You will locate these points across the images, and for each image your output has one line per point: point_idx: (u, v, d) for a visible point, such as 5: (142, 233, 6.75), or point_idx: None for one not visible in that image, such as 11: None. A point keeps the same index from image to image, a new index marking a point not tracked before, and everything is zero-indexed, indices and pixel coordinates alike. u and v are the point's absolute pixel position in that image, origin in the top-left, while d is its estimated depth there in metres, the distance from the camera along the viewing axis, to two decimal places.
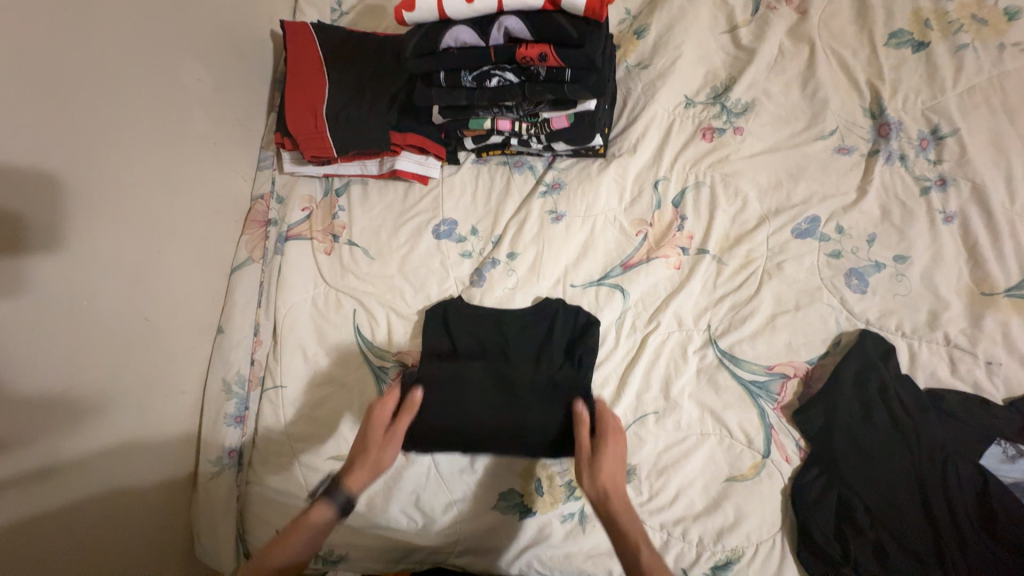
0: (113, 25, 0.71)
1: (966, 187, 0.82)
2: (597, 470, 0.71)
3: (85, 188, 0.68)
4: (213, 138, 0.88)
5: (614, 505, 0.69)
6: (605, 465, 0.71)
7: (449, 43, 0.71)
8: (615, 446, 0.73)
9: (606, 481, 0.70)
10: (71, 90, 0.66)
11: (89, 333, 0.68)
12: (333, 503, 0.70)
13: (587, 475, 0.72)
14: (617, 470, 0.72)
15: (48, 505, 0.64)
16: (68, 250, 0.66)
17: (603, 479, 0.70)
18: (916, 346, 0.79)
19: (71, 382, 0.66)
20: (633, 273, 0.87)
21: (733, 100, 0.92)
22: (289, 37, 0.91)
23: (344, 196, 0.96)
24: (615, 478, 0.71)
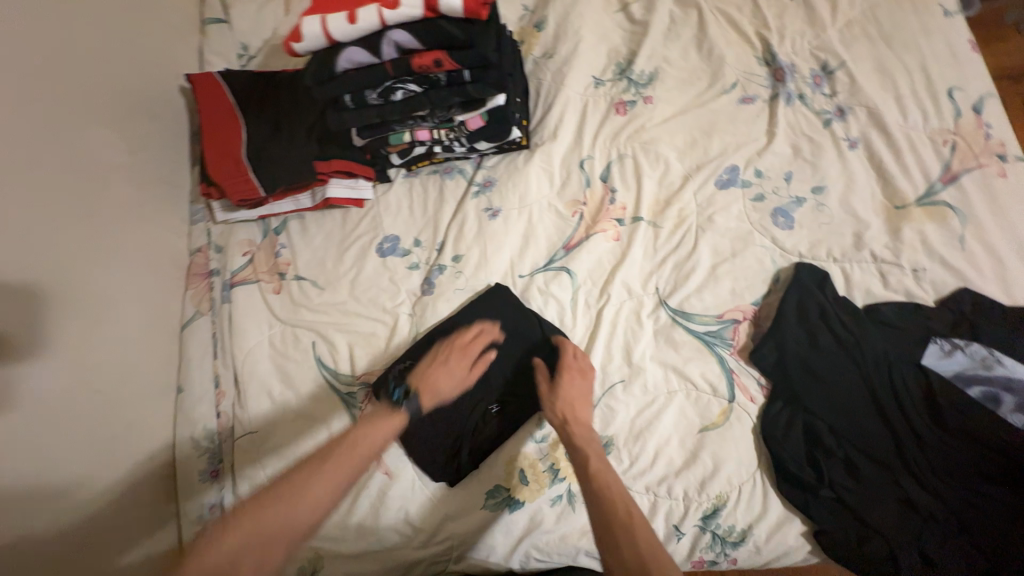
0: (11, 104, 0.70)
1: (862, 113, 0.88)
2: (559, 398, 0.77)
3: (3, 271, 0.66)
4: (136, 201, 0.88)
5: (573, 426, 0.75)
6: (566, 393, 0.78)
7: (345, 65, 0.73)
8: (572, 379, 0.79)
9: (565, 405, 0.77)
10: None
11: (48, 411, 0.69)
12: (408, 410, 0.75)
13: (547, 401, 0.78)
14: (577, 400, 0.78)
15: None
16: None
17: (563, 406, 0.77)
18: (848, 268, 0.83)
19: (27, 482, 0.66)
20: (575, 252, 0.90)
21: (638, 72, 0.96)
22: (197, 89, 0.91)
23: (284, 233, 0.96)
24: (576, 407, 0.77)
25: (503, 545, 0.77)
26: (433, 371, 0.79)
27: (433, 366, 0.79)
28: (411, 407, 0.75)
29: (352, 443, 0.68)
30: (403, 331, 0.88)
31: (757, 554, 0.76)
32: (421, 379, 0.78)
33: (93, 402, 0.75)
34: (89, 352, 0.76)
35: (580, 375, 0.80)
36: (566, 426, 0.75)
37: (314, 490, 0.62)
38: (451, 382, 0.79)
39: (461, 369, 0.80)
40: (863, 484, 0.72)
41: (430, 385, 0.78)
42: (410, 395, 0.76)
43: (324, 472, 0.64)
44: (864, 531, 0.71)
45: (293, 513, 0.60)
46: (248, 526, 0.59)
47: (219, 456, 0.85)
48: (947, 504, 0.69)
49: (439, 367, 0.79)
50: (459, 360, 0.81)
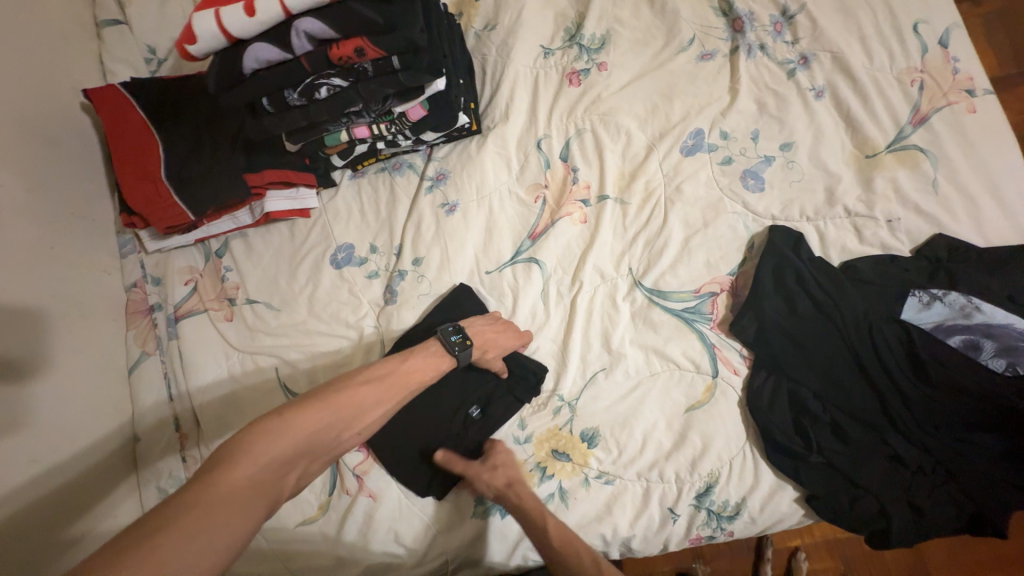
0: None
1: (827, 59, 0.83)
2: (497, 466, 0.73)
3: None
4: (49, 242, 0.78)
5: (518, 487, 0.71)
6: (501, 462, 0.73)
7: (253, 65, 0.64)
8: (504, 445, 0.76)
9: (506, 471, 0.72)
10: None
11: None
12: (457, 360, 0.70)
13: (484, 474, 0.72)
14: (512, 461, 0.74)
15: None
16: None
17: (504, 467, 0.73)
18: (823, 227, 0.80)
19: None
20: (542, 241, 0.85)
21: (589, 36, 0.89)
22: (99, 104, 0.81)
23: (227, 255, 0.89)
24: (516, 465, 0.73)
25: (501, 549, 0.76)
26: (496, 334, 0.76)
27: (489, 329, 0.76)
28: (463, 356, 0.70)
29: (397, 371, 0.64)
30: (371, 345, 0.83)
31: (752, 524, 0.76)
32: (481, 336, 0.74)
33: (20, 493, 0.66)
34: (8, 442, 0.66)
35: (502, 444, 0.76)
36: (510, 488, 0.70)
37: (363, 415, 0.58)
38: (499, 346, 0.76)
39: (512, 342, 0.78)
40: (850, 446, 0.72)
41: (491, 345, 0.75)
42: (467, 343, 0.71)
43: (372, 396, 0.60)
44: (855, 491, 0.72)
45: (337, 431, 0.56)
46: (298, 430, 0.53)
47: None
48: (935, 455, 0.70)
49: (495, 334, 0.76)
50: (513, 337, 0.78)
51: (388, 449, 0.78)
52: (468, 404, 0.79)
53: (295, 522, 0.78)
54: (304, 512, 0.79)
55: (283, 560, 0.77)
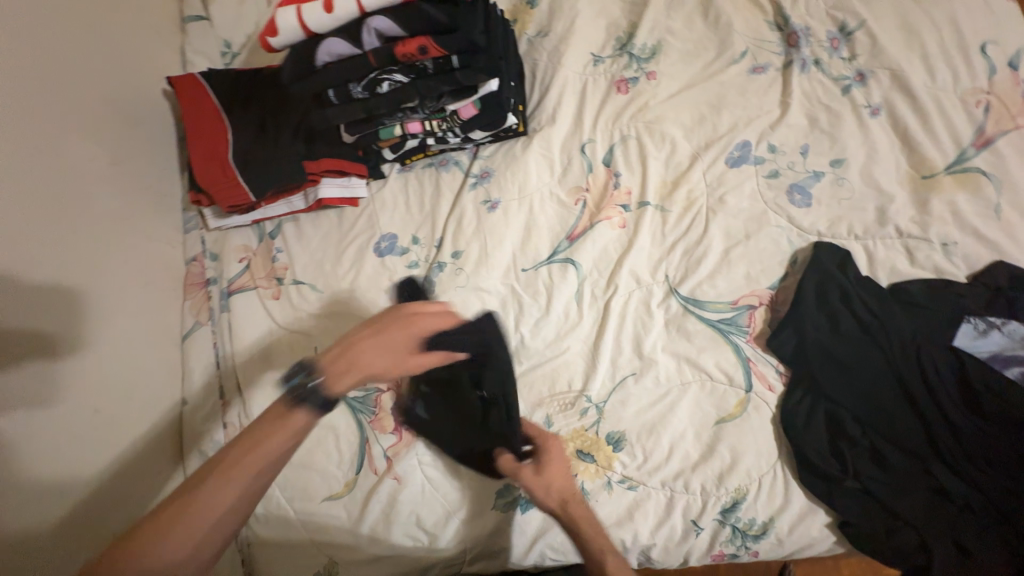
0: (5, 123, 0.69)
1: (885, 77, 0.81)
2: (547, 478, 0.70)
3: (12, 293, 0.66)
4: (124, 213, 0.85)
5: (572, 503, 0.68)
6: (553, 473, 0.70)
7: (325, 58, 0.70)
8: (557, 451, 0.73)
9: (559, 485, 0.70)
10: None
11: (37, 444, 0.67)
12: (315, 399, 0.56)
13: (537, 485, 0.70)
14: (563, 471, 0.71)
15: None
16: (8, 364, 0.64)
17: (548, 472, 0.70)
18: (872, 246, 0.78)
19: (48, 493, 0.67)
20: (580, 242, 0.86)
21: (639, 45, 0.90)
22: (180, 91, 0.88)
23: (279, 237, 0.94)
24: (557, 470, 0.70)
25: (519, 543, 0.77)
26: (356, 351, 0.61)
27: (359, 338, 0.62)
28: (316, 394, 0.56)
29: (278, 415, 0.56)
30: None
31: (780, 546, 0.74)
32: (343, 359, 0.60)
33: (73, 452, 0.71)
34: (72, 391, 0.72)
35: (553, 449, 0.72)
36: (567, 505, 0.68)
37: (230, 481, 0.52)
38: (379, 361, 0.61)
39: (414, 343, 0.62)
40: (891, 474, 0.69)
41: (353, 362, 0.60)
42: (304, 385, 0.57)
43: (239, 462, 0.53)
44: (893, 522, 0.69)
45: (201, 516, 0.51)
46: (142, 550, 0.49)
47: None
48: (985, 492, 0.66)
49: (365, 343, 0.61)
50: (403, 329, 0.62)
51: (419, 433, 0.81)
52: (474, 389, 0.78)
53: (322, 497, 0.81)
54: (331, 487, 0.81)
55: (309, 531, 0.80)
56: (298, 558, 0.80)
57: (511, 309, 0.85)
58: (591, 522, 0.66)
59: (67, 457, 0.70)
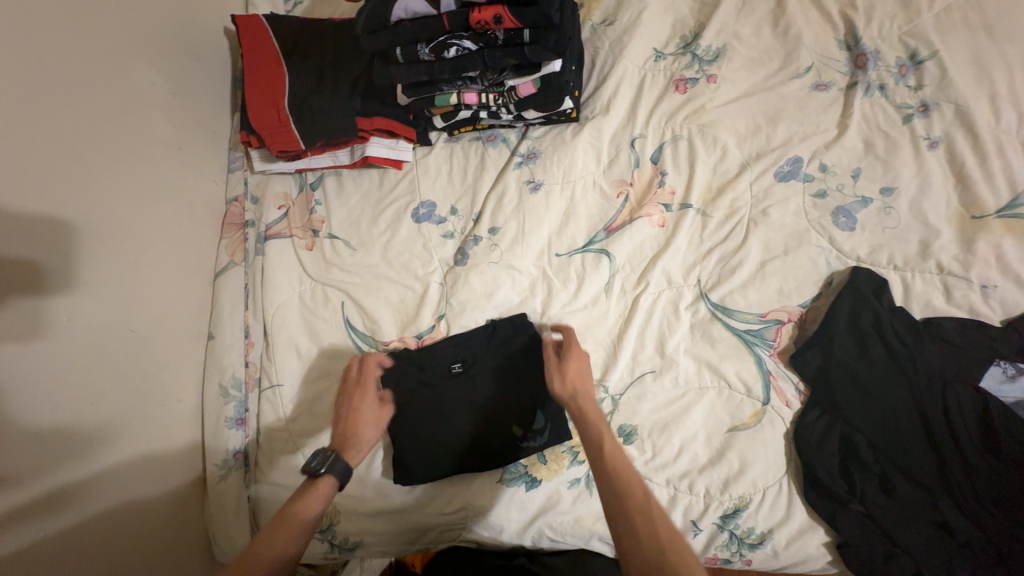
0: (74, 38, 0.71)
1: (949, 110, 0.80)
2: (566, 372, 0.73)
3: (65, 205, 0.69)
4: (176, 142, 0.87)
5: (583, 400, 0.69)
6: (572, 369, 0.73)
7: (400, 15, 0.71)
8: (577, 355, 0.75)
9: (575, 382, 0.72)
10: (32, 110, 0.65)
11: (72, 354, 0.68)
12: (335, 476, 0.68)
13: (556, 376, 0.72)
14: (583, 373, 0.73)
15: (67, 524, 0.66)
16: (49, 272, 0.66)
17: (570, 376, 0.72)
18: (909, 278, 0.78)
19: (78, 402, 0.69)
20: (617, 235, 0.86)
21: (704, 47, 0.89)
22: (242, 31, 0.88)
23: (320, 190, 0.95)
24: (582, 380, 0.72)
25: (518, 520, 0.79)
26: (365, 425, 0.74)
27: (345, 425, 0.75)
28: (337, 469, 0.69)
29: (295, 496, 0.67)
30: (433, 299, 0.87)
31: (775, 558, 0.75)
32: (341, 439, 0.73)
33: (104, 365, 0.72)
34: (109, 307, 0.74)
35: (575, 350, 0.76)
36: (576, 398, 0.70)
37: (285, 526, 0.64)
38: (373, 425, 0.75)
39: (375, 405, 0.77)
40: (897, 502, 0.70)
41: (350, 442, 0.73)
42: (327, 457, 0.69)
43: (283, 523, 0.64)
44: (891, 548, 0.70)
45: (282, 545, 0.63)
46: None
47: (246, 404, 0.87)
48: (988, 532, 0.67)
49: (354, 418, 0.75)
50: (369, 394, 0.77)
51: (438, 412, 0.81)
52: (451, 361, 0.82)
53: None
54: None
55: None
56: None
57: (540, 292, 0.86)
58: (600, 418, 0.68)
59: (98, 368, 0.71)
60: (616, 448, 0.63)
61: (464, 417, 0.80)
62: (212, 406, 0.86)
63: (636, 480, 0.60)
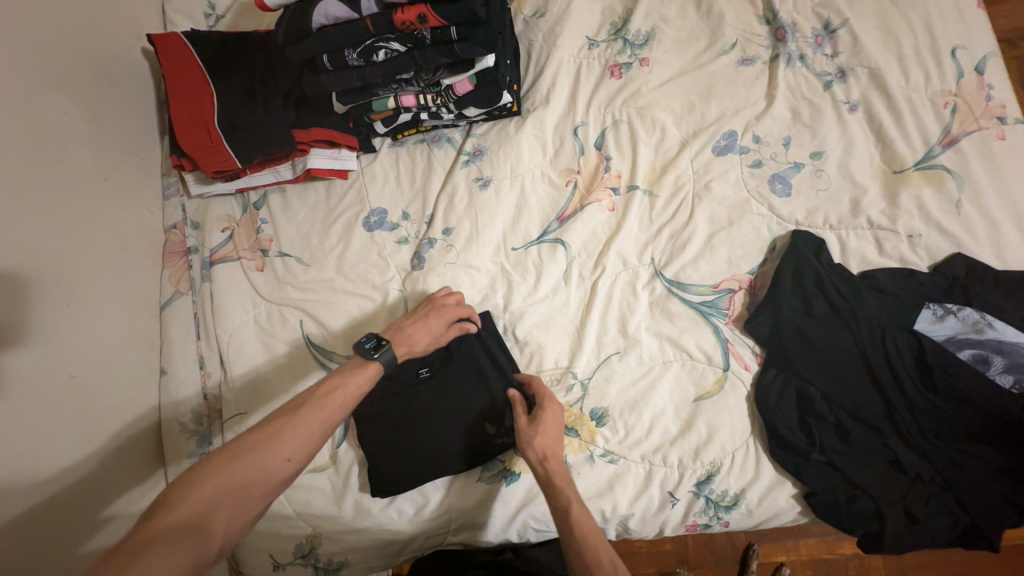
0: None
1: (864, 74, 0.85)
2: (536, 433, 0.73)
3: None
4: (102, 173, 0.82)
5: (552, 465, 0.72)
6: (544, 429, 0.74)
7: (321, 20, 0.70)
8: (551, 412, 0.75)
9: (543, 443, 0.73)
10: None
11: (6, 409, 0.64)
12: (381, 360, 0.68)
13: (525, 438, 0.74)
14: (555, 434, 0.74)
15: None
16: None
17: (541, 438, 0.73)
18: (844, 236, 0.82)
19: (24, 458, 0.65)
20: (570, 223, 0.87)
21: (634, 31, 0.91)
22: (160, 50, 0.84)
23: (264, 208, 0.91)
24: (551, 440, 0.74)
25: (502, 516, 0.79)
26: (419, 329, 0.75)
27: (409, 324, 0.75)
28: (385, 356, 0.68)
29: (322, 391, 0.63)
30: (394, 307, 0.86)
31: (750, 516, 0.78)
32: (397, 333, 0.73)
33: (49, 416, 0.68)
34: (46, 354, 0.69)
35: (550, 406, 0.76)
36: (544, 464, 0.72)
37: (305, 416, 0.60)
38: (428, 338, 0.75)
39: (441, 326, 0.76)
40: (853, 447, 0.74)
41: (405, 338, 0.73)
42: (382, 344, 0.69)
43: (305, 414, 0.60)
44: (853, 491, 0.74)
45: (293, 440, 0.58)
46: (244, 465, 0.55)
47: (209, 437, 0.83)
48: (935, 463, 0.72)
49: (415, 323, 0.76)
50: (438, 317, 0.77)
51: (410, 419, 0.80)
52: (417, 366, 0.82)
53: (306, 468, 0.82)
54: (315, 460, 0.82)
55: (294, 505, 0.80)
56: (281, 531, 0.80)
57: (500, 288, 0.86)
58: (568, 484, 0.71)
59: (44, 420, 0.67)
60: (582, 516, 0.67)
61: (437, 420, 0.80)
62: (172, 444, 0.82)
63: (603, 549, 0.64)
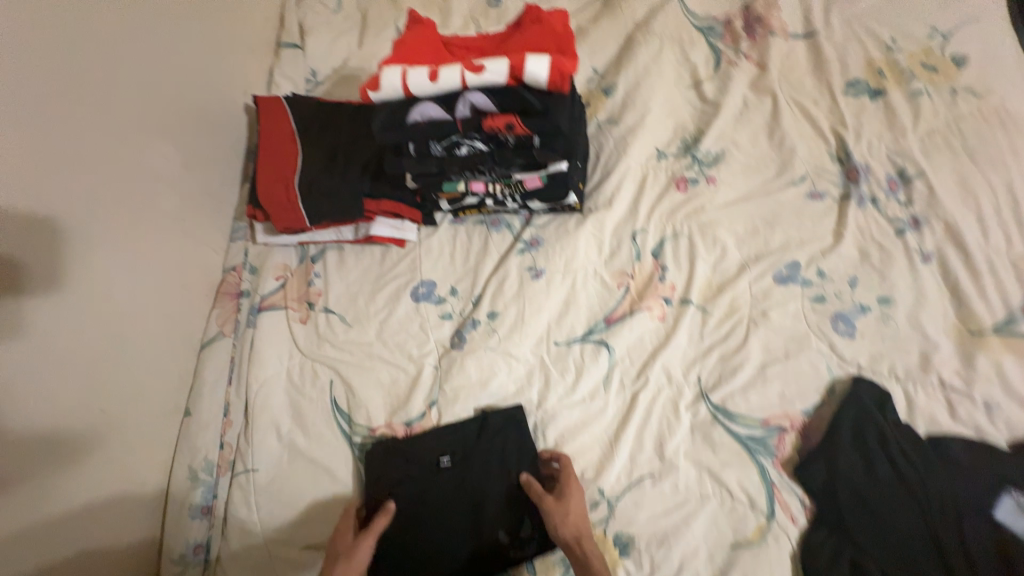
0: (103, 119, 0.72)
1: (939, 227, 0.83)
2: (571, 508, 0.70)
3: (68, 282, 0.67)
4: (181, 214, 0.87)
5: (588, 544, 0.68)
6: (575, 504, 0.71)
7: (417, 117, 0.74)
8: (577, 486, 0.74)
9: (578, 519, 0.70)
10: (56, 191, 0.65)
11: (34, 440, 0.63)
12: None
13: (558, 514, 0.70)
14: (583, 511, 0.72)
15: None
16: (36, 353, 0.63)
17: (576, 517, 0.70)
18: (912, 391, 0.76)
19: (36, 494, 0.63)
20: (617, 327, 0.85)
21: (703, 151, 0.94)
22: (263, 112, 0.92)
23: (320, 262, 0.94)
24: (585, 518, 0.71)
25: None
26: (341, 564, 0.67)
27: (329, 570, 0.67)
28: None
29: None
30: (426, 384, 0.84)
31: None
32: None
33: (72, 449, 0.67)
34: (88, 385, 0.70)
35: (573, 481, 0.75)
36: (581, 542, 0.68)
37: None
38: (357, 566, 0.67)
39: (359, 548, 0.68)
40: None
41: None
42: None
43: None
44: None
45: None
46: None
47: (214, 490, 0.80)
48: None
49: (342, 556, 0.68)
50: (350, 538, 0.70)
51: (423, 511, 0.76)
52: (439, 453, 0.79)
53: (303, 545, 0.76)
54: (314, 537, 0.77)
55: None
56: None
57: (537, 383, 0.83)
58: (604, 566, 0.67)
59: (66, 453, 0.67)
60: None
61: (452, 516, 0.75)
62: (177, 491, 0.80)
63: None
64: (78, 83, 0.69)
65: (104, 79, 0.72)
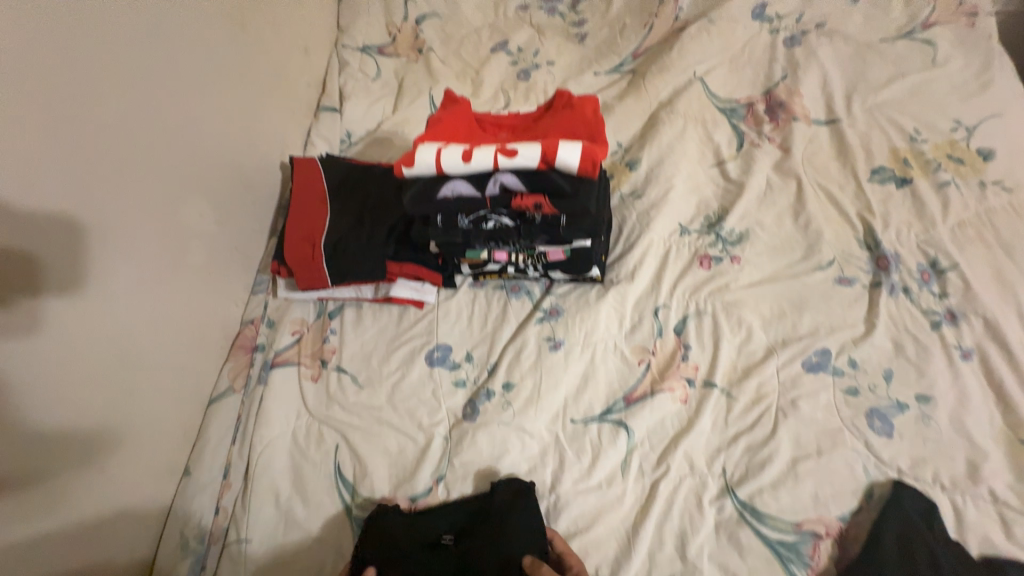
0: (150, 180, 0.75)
1: (978, 323, 0.80)
2: None
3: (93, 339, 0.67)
4: (209, 268, 0.88)
5: None
6: None
7: (447, 193, 0.76)
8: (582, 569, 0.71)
9: None
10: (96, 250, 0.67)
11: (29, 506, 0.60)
12: None
13: None
14: None
15: None
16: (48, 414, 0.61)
17: None
18: (960, 503, 0.70)
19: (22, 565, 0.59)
20: (637, 408, 0.81)
21: (727, 229, 0.94)
22: (297, 172, 0.96)
23: (337, 318, 0.94)
24: None
25: None
26: None
27: None
28: None
29: None
30: (434, 456, 0.80)
31: None
32: None
33: (66, 514, 0.64)
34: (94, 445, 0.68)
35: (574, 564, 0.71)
36: None
37: None
38: None
39: None
40: None
41: None
42: None
43: None
44: None
45: None
46: None
47: (202, 561, 0.76)
48: None
49: None
50: None
51: None
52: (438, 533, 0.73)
53: None
54: None
55: None
56: None
57: (550, 463, 0.79)
58: None
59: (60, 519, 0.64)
60: None
61: None
62: (165, 558, 0.76)
63: None
64: (133, 148, 0.72)
65: (157, 143, 0.76)
